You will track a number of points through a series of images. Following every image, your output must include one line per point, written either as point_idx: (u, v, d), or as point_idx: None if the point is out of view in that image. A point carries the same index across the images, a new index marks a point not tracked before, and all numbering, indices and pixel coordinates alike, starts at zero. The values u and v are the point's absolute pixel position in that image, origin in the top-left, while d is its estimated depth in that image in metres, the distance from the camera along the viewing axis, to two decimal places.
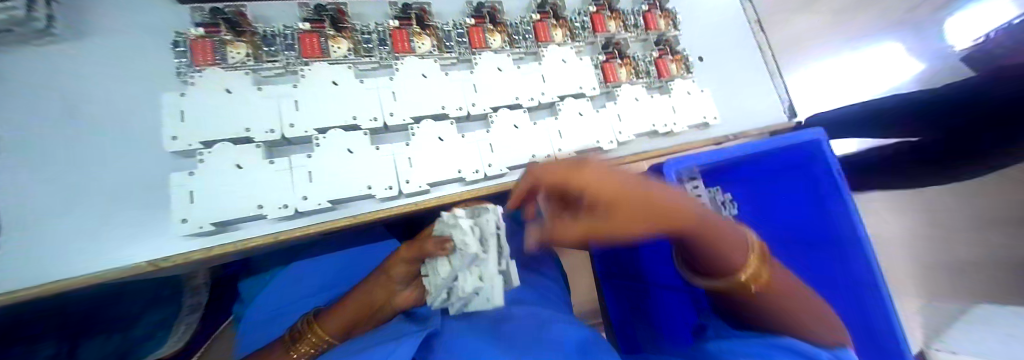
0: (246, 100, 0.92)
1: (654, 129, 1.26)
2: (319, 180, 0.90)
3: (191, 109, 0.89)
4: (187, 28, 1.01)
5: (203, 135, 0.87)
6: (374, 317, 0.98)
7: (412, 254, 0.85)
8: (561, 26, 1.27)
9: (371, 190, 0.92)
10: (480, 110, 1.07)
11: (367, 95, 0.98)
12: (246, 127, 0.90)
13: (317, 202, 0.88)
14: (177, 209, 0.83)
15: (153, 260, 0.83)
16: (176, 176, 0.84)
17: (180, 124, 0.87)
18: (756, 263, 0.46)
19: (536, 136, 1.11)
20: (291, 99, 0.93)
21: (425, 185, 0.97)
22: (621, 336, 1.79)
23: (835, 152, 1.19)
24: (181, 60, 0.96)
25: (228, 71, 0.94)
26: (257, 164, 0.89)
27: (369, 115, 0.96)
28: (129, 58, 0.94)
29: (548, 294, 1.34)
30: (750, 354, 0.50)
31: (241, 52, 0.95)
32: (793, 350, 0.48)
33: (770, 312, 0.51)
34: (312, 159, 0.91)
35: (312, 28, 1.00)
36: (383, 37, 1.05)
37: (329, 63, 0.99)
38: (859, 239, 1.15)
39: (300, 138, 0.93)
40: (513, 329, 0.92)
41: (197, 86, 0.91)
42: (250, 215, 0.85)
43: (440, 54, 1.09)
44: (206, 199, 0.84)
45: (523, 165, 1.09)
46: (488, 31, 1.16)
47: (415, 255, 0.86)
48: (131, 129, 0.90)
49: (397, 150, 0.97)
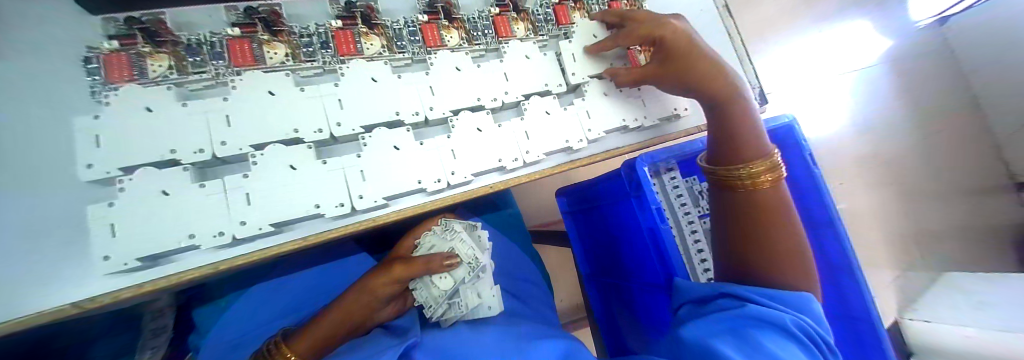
0: (170, 118, 0.82)
1: (625, 124, 1.21)
2: (258, 201, 0.82)
3: (105, 132, 0.77)
4: (102, 41, 0.86)
5: (121, 161, 0.77)
6: (347, 336, 0.95)
7: (419, 271, 0.90)
8: (522, 20, 1.22)
9: (320, 209, 0.85)
10: (439, 113, 1.00)
11: (310, 105, 0.90)
12: (171, 148, 0.80)
13: (257, 226, 0.81)
14: (96, 246, 0.72)
15: (76, 302, 0.71)
16: (92, 208, 0.73)
17: (95, 150, 0.76)
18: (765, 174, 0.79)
19: (501, 138, 1.05)
20: (222, 113, 0.85)
21: (381, 199, 0.90)
22: (604, 332, 1.77)
23: (807, 140, 1.20)
24: (96, 78, 0.83)
25: (148, 86, 0.84)
26: (187, 189, 0.79)
27: (313, 127, 0.89)
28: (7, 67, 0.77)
29: (528, 298, 1.30)
30: (728, 323, 0.65)
31: (163, 65, 0.85)
32: (762, 318, 0.63)
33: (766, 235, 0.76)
34: (249, 179, 0.82)
35: (243, 33, 0.91)
36: (325, 39, 0.98)
37: (264, 71, 0.91)
38: (830, 220, 1.19)
39: (235, 156, 0.85)
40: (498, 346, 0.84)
41: (113, 106, 0.79)
42: (182, 247, 0.76)
43: (391, 55, 1.02)
44: (128, 232, 0.74)
45: (489, 170, 1.03)
46: (443, 28, 1.10)
47: (420, 272, 0.91)
48: (15, 153, 0.74)
49: (347, 163, 0.90)
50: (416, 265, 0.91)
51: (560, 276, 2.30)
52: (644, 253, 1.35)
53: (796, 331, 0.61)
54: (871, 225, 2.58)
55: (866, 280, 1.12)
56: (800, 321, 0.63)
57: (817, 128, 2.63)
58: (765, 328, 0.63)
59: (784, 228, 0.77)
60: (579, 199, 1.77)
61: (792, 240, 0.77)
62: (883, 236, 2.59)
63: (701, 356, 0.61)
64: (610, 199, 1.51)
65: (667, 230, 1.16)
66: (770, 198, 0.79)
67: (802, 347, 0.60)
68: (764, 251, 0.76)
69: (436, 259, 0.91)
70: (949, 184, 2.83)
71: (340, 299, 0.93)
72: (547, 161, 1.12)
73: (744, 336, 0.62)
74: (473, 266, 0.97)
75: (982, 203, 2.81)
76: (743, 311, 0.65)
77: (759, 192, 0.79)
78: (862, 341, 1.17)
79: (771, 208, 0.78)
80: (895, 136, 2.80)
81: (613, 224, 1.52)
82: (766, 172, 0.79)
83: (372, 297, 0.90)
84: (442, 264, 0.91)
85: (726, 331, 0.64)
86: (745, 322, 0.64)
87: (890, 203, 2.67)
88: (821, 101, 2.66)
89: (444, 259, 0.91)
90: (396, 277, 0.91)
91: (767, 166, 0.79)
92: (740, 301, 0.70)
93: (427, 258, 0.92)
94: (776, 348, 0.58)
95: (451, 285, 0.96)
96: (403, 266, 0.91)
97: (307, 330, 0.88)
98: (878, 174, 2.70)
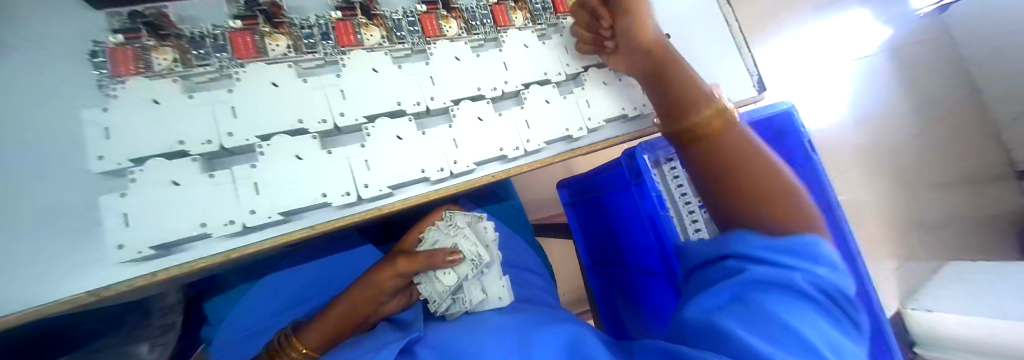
0: (178, 111, 0.84)
1: (625, 113, 1.22)
2: (266, 191, 0.84)
3: (115, 125, 0.79)
4: (107, 35, 0.88)
5: (132, 153, 0.79)
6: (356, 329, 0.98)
7: (422, 267, 0.92)
8: (520, 9, 1.23)
9: (326, 198, 0.87)
10: (440, 103, 1.02)
11: (314, 97, 0.92)
12: (180, 140, 0.82)
13: (266, 216, 0.83)
14: (110, 235, 0.74)
15: (92, 290, 0.73)
16: (105, 199, 0.75)
17: (106, 142, 0.78)
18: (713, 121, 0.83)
19: (502, 127, 1.06)
20: (228, 105, 0.86)
21: (386, 187, 0.92)
22: (606, 318, 1.81)
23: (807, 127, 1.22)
24: (102, 71, 0.84)
25: (155, 79, 0.85)
26: (197, 180, 0.81)
27: (317, 118, 0.91)
28: (16, 61, 0.79)
29: (531, 286, 1.32)
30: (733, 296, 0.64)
31: (168, 58, 0.86)
32: (767, 279, 0.62)
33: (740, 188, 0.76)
34: (257, 169, 0.84)
35: (245, 26, 0.93)
36: (326, 30, 0.99)
37: (267, 63, 0.92)
38: (828, 205, 1.17)
39: (241, 148, 0.87)
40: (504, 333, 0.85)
41: (122, 99, 0.81)
42: (194, 236, 0.78)
43: (391, 46, 1.03)
44: (141, 221, 0.76)
45: (492, 158, 1.05)
46: (442, 17, 1.11)
47: (423, 268, 0.94)
48: (27, 144, 0.76)
49: (351, 153, 0.92)
50: (419, 260, 0.93)
51: (561, 266, 2.34)
52: (643, 239, 1.36)
53: (803, 288, 0.59)
54: (870, 211, 2.60)
55: (862, 260, 1.13)
56: (807, 275, 0.60)
57: (816, 117, 2.63)
58: (771, 292, 0.61)
59: (761, 171, 0.76)
60: (579, 190, 1.81)
61: (772, 185, 0.74)
62: (882, 222, 2.60)
63: (713, 333, 0.61)
64: (610, 189, 1.53)
65: (667, 217, 1.17)
66: (728, 142, 0.80)
67: (814, 304, 0.59)
68: (744, 205, 0.75)
69: (438, 256, 0.93)
70: (948, 170, 2.84)
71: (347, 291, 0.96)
72: (549, 150, 1.13)
73: (748, 308, 0.61)
74: (478, 264, 0.98)
75: (980, 188, 2.82)
76: (747, 275, 0.64)
77: (713, 139, 0.82)
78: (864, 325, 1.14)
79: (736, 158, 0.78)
80: (894, 123, 2.81)
81: (614, 212, 1.54)
82: (714, 118, 0.83)
83: (378, 292, 0.94)
84: (444, 260, 0.92)
85: (732, 304, 0.63)
86: (751, 288, 0.63)
87: (889, 190, 2.68)
88: (820, 89, 2.67)
89: (447, 255, 0.93)
90: (400, 272, 0.94)
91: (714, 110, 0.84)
92: (740, 267, 0.68)
93: (430, 254, 0.93)
94: (783, 313, 0.57)
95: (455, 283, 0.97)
96: (407, 262, 0.94)
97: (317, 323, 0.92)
98: (877, 160, 2.72)
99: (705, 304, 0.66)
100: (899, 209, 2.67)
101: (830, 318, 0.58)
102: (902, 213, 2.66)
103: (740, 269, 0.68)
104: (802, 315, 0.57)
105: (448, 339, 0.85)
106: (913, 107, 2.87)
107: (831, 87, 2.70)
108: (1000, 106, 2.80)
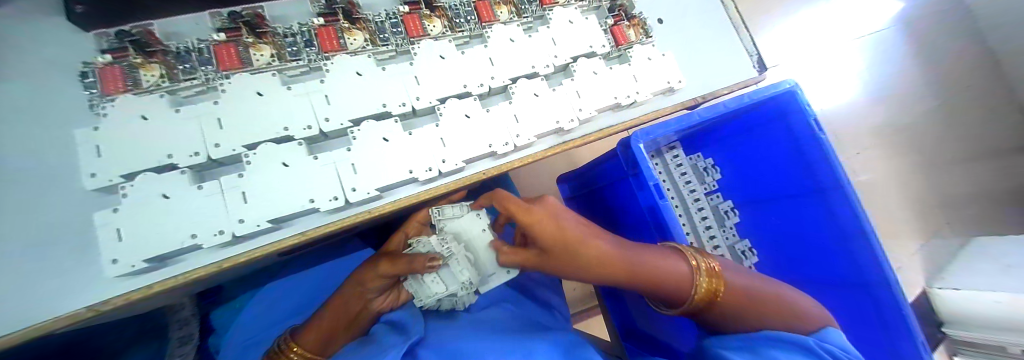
0: (166, 125, 0.85)
1: (618, 102, 1.19)
2: (254, 200, 0.84)
3: (104, 142, 0.80)
4: (95, 56, 0.90)
5: (122, 168, 0.80)
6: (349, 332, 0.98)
7: (401, 271, 0.86)
8: (505, 3, 1.21)
9: (314, 204, 0.86)
10: (426, 103, 1.01)
11: (298, 103, 0.92)
12: (168, 154, 0.83)
13: (255, 224, 0.83)
14: (105, 250, 0.75)
15: (90, 305, 0.74)
16: (98, 216, 0.76)
17: (97, 159, 0.79)
18: (708, 292, 0.73)
19: (491, 123, 1.05)
20: (214, 117, 0.87)
21: (374, 190, 0.91)
22: (614, 310, 1.75)
23: (811, 105, 1.16)
24: (93, 91, 0.86)
25: (143, 95, 0.86)
26: (186, 192, 0.82)
27: (302, 124, 0.91)
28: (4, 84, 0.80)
29: (532, 284, 1.30)
30: (747, 340, 0.67)
31: (155, 75, 0.87)
32: (783, 340, 0.64)
33: (706, 307, 0.74)
34: (244, 178, 0.85)
35: (228, 38, 0.94)
36: (308, 37, 0.99)
37: (251, 73, 0.93)
38: (840, 186, 1.17)
39: (229, 157, 0.88)
40: (506, 338, 0.83)
41: (110, 117, 0.82)
42: (185, 247, 0.79)
43: (374, 48, 1.03)
44: (133, 235, 0.76)
45: (481, 155, 1.03)
46: (425, 17, 1.10)
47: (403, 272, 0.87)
48: (19, 166, 0.77)
49: (338, 157, 0.91)
50: (399, 264, 0.87)
51: None
52: (645, 232, 1.33)
53: (819, 350, 0.62)
54: (890, 191, 2.49)
55: (881, 245, 1.12)
56: (821, 343, 0.63)
57: (826, 99, 2.53)
58: (789, 351, 0.63)
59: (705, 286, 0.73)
60: (579, 185, 1.78)
61: (736, 293, 0.75)
62: (905, 202, 2.48)
63: None
64: (609, 181, 1.50)
65: (666, 206, 1.14)
66: (720, 290, 0.73)
67: None
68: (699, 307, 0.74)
69: (419, 261, 0.84)
70: (972, 145, 2.70)
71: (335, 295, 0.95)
72: (538, 144, 1.12)
73: (761, 352, 0.63)
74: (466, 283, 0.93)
75: (1005, 161, 2.70)
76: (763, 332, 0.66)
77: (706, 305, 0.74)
78: (876, 308, 1.17)
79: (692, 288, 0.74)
80: (911, 98, 2.68)
81: (615, 205, 1.51)
82: (706, 287, 0.73)
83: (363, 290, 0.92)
84: (423, 266, 0.84)
85: (744, 349, 0.65)
86: (763, 342, 0.65)
87: (910, 168, 2.56)
88: (830, 67, 2.57)
89: (425, 262, 0.84)
90: (379, 274, 0.89)
91: (701, 291, 0.72)
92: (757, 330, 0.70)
93: (409, 258, 0.86)
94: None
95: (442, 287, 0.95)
96: (386, 265, 0.88)
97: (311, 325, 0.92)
98: (894, 137, 2.60)
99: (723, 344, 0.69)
100: (923, 187, 2.54)
101: None
102: (925, 191, 2.54)
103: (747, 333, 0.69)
104: None
105: (447, 343, 0.84)
106: (930, 80, 2.74)
107: (841, 65, 2.60)
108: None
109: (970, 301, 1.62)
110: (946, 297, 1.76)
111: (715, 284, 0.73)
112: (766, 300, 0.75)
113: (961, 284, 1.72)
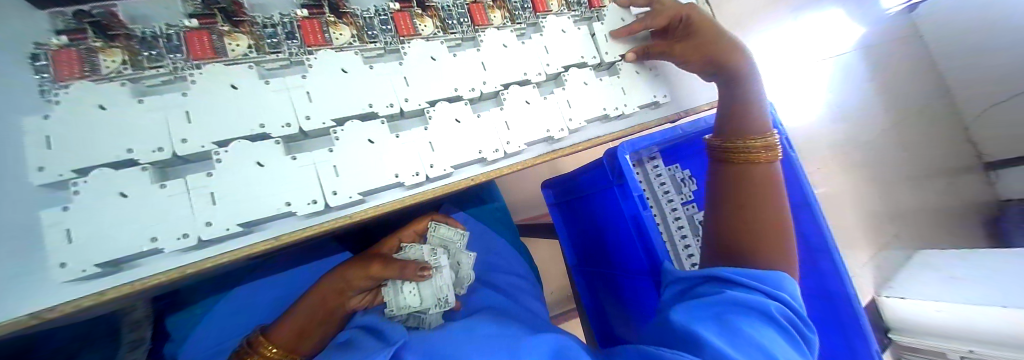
0: (129, 116, 0.78)
1: (608, 112, 1.18)
2: (224, 201, 0.78)
3: (55, 133, 0.73)
4: (49, 37, 0.82)
5: (75, 162, 0.73)
6: (324, 329, 0.99)
7: (391, 275, 0.93)
8: (498, 8, 1.19)
9: (291, 208, 0.81)
10: (414, 105, 0.97)
11: (277, 99, 0.87)
12: (129, 148, 0.76)
13: (223, 227, 0.77)
14: (50, 252, 0.68)
15: (31, 314, 0.67)
16: (43, 215, 0.68)
17: (45, 151, 0.72)
18: (762, 157, 0.81)
19: (480, 128, 1.02)
20: (182, 109, 0.81)
21: (356, 194, 0.86)
22: (592, 318, 1.74)
23: (783, 124, 1.18)
24: (44, 76, 0.78)
25: (101, 82, 0.79)
26: (147, 191, 0.75)
27: (280, 121, 0.85)
28: None
29: (516, 292, 1.28)
30: (710, 306, 0.63)
31: (117, 61, 0.81)
32: (747, 304, 0.61)
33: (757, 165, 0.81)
34: (214, 177, 0.79)
35: (201, 25, 0.87)
36: (291, 29, 0.94)
37: (226, 64, 0.86)
38: (807, 203, 1.18)
39: (198, 154, 0.81)
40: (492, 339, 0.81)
41: (61, 105, 0.74)
42: (143, 252, 0.73)
43: (362, 45, 0.99)
44: (85, 237, 0.69)
45: (470, 161, 1.00)
46: (416, 16, 1.07)
47: (393, 276, 0.94)
48: None
49: (319, 158, 0.86)
50: (392, 268, 0.94)
51: (549, 269, 2.30)
52: (630, 243, 1.32)
53: (781, 321, 0.59)
54: (856, 205, 2.61)
55: (843, 261, 1.14)
56: (781, 307, 0.61)
57: (795, 116, 2.63)
58: (749, 314, 0.60)
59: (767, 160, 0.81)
60: (563, 191, 1.76)
61: (774, 220, 0.77)
62: (867, 216, 2.62)
63: (686, 344, 0.59)
64: (593, 191, 1.48)
65: (650, 217, 1.15)
66: (764, 176, 0.81)
67: (782, 332, 0.59)
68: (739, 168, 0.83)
69: (411, 268, 0.92)
70: (932, 166, 2.85)
71: (315, 288, 0.99)
72: (529, 152, 1.09)
73: (726, 324, 0.59)
74: (443, 304, 1.00)
75: (963, 181, 2.86)
76: (726, 296, 0.62)
77: (755, 168, 0.81)
78: (835, 318, 1.20)
79: (764, 150, 0.81)
80: (880, 119, 2.82)
81: (600, 215, 1.49)
82: (762, 150, 0.81)
83: (344, 286, 0.97)
84: (415, 274, 0.92)
85: (707, 318, 0.61)
86: (723, 309, 0.62)
87: (873, 184, 2.70)
88: (802, 87, 2.67)
89: (418, 270, 0.92)
90: (370, 275, 0.96)
91: (763, 147, 0.81)
92: (715, 287, 0.67)
93: (403, 265, 0.94)
94: (754, 335, 0.56)
95: (417, 302, 0.99)
96: (378, 266, 0.96)
97: (283, 324, 0.95)
98: (862, 155, 2.73)
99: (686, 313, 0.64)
100: (884, 203, 2.68)
101: (791, 343, 0.59)
102: (886, 207, 2.68)
103: (713, 291, 0.66)
104: (772, 338, 0.57)
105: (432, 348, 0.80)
106: (900, 101, 2.88)
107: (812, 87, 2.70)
108: (970, 100, 2.78)
109: (906, 310, 1.66)
110: (886, 305, 1.75)
111: (762, 160, 0.81)
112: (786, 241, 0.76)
113: (904, 292, 1.75)
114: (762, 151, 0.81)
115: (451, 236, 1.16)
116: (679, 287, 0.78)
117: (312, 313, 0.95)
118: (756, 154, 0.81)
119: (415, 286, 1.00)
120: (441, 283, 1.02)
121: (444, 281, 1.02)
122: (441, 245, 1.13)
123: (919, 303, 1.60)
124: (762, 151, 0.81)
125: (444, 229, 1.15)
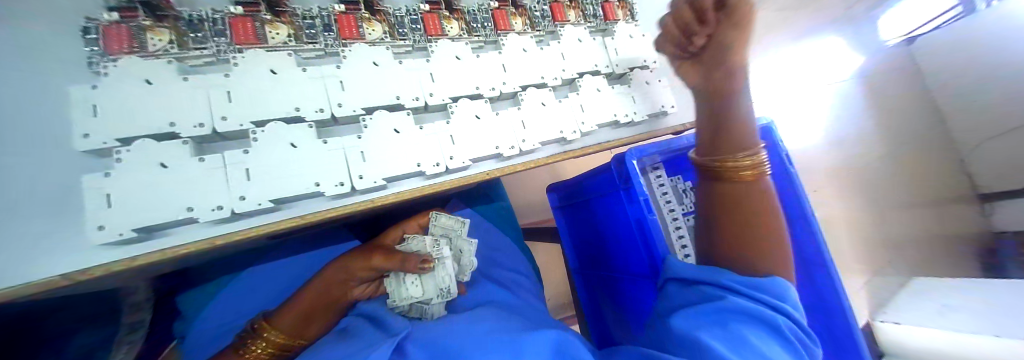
0: (174, 92, 0.83)
1: (617, 119, 1.25)
2: (258, 177, 0.83)
3: (103, 102, 0.77)
4: (101, 13, 0.86)
5: (120, 132, 0.77)
6: (327, 315, 1.03)
7: (394, 266, 0.98)
8: (520, 15, 1.26)
9: (320, 188, 0.86)
10: (439, 100, 1.03)
11: (312, 86, 0.92)
12: (171, 122, 0.81)
13: (256, 202, 0.81)
14: (91, 215, 0.72)
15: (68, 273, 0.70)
16: (87, 179, 0.72)
17: (92, 120, 0.76)
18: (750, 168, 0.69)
19: (498, 126, 1.08)
20: (224, 89, 0.85)
21: (381, 180, 0.92)
22: (591, 320, 1.80)
23: (783, 140, 1.24)
24: (94, 49, 0.82)
25: (149, 59, 0.83)
26: (187, 162, 0.80)
27: (314, 106, 0.91)
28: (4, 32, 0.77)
29: (518, 287, 1.33)
30: (711, 315, 0.67)
31: (165, 40, 0.85)
32: (749, 311, 0.64)
33: (737, 192, 0.71)
34: (249, 154, 0.83)
35: (245, 12, 0.92)
36: (328, 22, 0.99)
37: (266, 50, 0.92)
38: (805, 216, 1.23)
39: (235, 133, 0.86)
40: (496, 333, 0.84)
41: (112, 77, 0.79)
42: (178, 219, 0.76)
43: (392, 41, 1.05)
44: (126, 202, 0.73)
45: (487, 156, 1.06)
46: (444, 17, 1.13)
47: (395, 267, 0.99)
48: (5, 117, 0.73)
49: (348, 143, 0.91)
50: (394, 259, 0.99)
51: (547, 272, 2.35)
52: (632, 247, 1.38)
53: (779, 326, 0.62)
54: (846, 228, 2.69)
55: (838, 273, 1.18)
56: (779, 315, 0.63)
57: (795, 140, 2.69)
58: (749, 322, 0.64)
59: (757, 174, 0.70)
60: (567, 195, 1.82)
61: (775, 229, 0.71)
62: (856, 239, 2.70)
63: (689, 352, 0.64)
64: (598, 195, 1.54)
65: (654, 221, 1.21)
66: (751, 190, 0.70)
67: (778, 337, 0.63)
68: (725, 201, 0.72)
69: (412, 261, 0.97)
70: (917, 194, 2.97)
71: (320, 275, 1.03)
72: (543, 151, 1.15)
73: (728, 331, 0.63)
74: (446, 294, 1.03)
75: (946, 210, 2.98)
76: (726, 303, 0.65)
77: (738, 184, 0.70)
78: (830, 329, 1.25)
79: (748, 171, 0.69)
80: (870, 146, 2.93)
81: (603, 219, 1.55)
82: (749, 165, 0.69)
83: (349, 274, 1.02)
84: (417, 266, 0.96)
85: (710, 326, 0.66)
86: (725, 314, 0.66)
87: (862, 208, 2.80)
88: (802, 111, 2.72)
89: (419, 262, 0.97)
90: (373, 264, 1.01)
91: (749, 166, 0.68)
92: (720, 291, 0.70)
93: (405, 257, 0.98)
94: (755, 343, 0.61)
95: (420, 293, 1.03)
96: (381, 256, 1.01)
97: (287, 308, 0.98)
98: (853, 179, 2.83)
99: (689, 321, 0.67)
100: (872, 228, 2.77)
101: (787, 346, 0.62)
102: (873, 231, 2.77)
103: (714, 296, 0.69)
104: (767, 342, 0.61)
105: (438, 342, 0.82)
106: (891, 129, 2.99)
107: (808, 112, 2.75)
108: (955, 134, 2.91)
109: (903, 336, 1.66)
110: (882, 330, 1.76)
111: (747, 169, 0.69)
112: (776, 246, 0.71)
113: (898, 317, 1.76)
114: (744, 161, 0.69)
115: (452, 228, 1.20)
116: (682, 284, 0.80)
117: (318, 299, 0.99)
118: (736, 170, 0.69)
119: (417, 277, 1.04)
120: (442, 274, 1.06)
121: (445, 271, 1.06)
122: (442, 234, 1.18)
123: (917, 330, 1.59)
124: (744, 158, 0.69)
125: (446, 220, 1.20)
